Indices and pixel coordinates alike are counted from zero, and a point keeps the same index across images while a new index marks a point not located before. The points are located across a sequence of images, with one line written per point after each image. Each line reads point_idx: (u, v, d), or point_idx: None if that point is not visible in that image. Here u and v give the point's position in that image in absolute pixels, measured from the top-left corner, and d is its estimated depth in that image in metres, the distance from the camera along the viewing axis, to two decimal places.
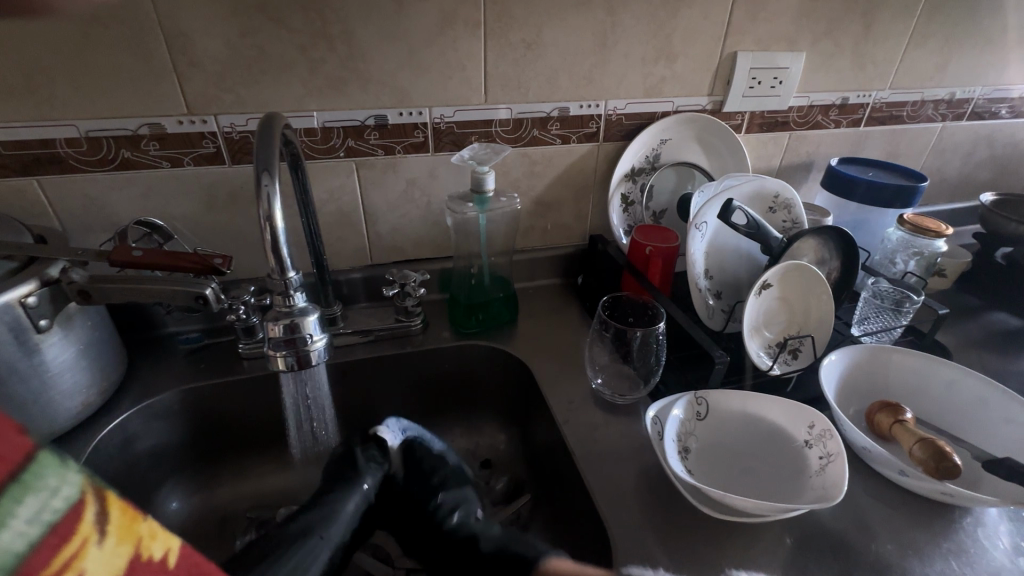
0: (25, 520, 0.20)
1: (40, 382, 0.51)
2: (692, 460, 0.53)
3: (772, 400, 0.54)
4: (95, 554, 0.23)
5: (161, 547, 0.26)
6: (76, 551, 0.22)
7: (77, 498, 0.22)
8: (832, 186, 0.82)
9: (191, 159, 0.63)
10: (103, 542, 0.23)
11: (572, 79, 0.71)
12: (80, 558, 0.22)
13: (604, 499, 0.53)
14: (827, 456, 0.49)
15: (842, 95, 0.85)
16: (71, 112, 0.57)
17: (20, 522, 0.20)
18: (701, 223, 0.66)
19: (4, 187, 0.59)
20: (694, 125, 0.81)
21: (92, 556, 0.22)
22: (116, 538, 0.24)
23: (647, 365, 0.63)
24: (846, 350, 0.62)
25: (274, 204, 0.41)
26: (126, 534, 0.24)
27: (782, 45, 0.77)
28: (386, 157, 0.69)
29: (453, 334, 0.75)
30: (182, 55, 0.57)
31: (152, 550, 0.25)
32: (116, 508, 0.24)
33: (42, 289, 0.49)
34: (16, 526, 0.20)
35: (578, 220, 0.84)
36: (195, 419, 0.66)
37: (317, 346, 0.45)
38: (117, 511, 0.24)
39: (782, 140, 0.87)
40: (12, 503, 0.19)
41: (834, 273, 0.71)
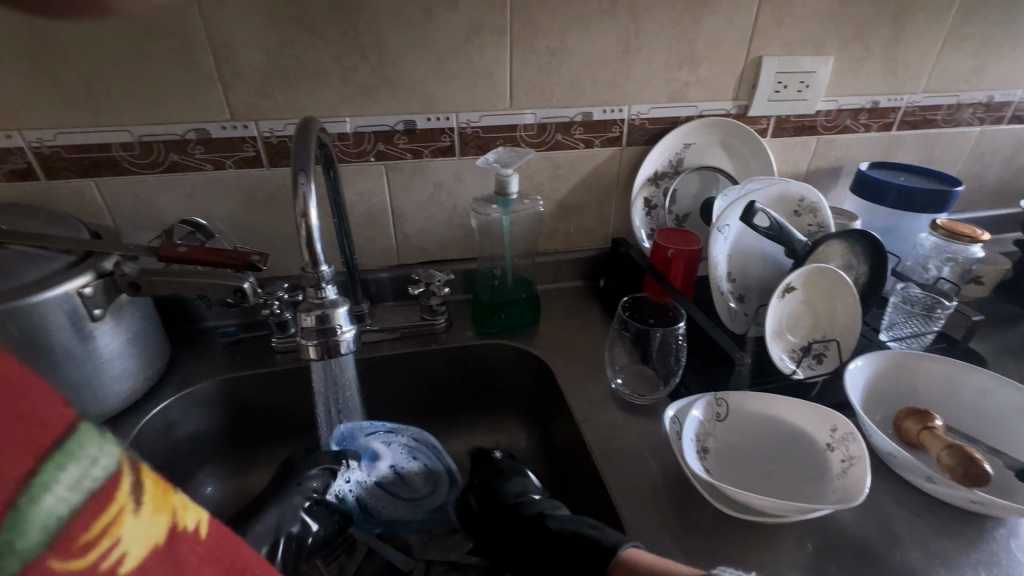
0: (67, 486, 0.20)
1: (93, 367, 0.55)
2: (711, 460, 0.53)
3: (793, 402, 0.54)
4: (134, 522, 0.22)
5: (195, 518, 0.25)
6: (115, 519, 0.21)
7: (115, 468, 0.22)
8: (861, 190, 0.81)
9: (232, 162, 0.67)
10: (140, 512, 0.22)
11: (596, 85, 0.72)
12: (118, 526, 0.21)
13: (622, 497, 0.53)
14: (848, 459, 0.48)
15: (873, 99, 0.84)
16: (127, 118, 0.62)
17: (62, 487, 0.20)
18: (724, 225, 0.66)
19: (66, 188, 0.64)
20: (718, 129, 0.81)
21: (130, 525, 0.22)
22: (153, 508, 0.23)
23: (667, 366, 0.63)
24: (872, 355, 0.61)
25: (309, 202, 0.44)
26: (163, 504, 0.24)
27: (808, 49, 0.77)
28: (415, 160, 0.72)
29: (476, 333, 0.76)
30: (227, 65, 0.61)
31: (187, 521, 0.25)
32: (151, 479, 0.24)
33: (97, 280, 0.53)
34: (56, 490, 0.19)
35: (600, 224, 0.84)
36: (230, 409, 0.70)
37: (346, 337, 0.47)
38: (151, 482, 0.23)
39: (809, 144, 0.86)
40: (54, 468, 0.19)
41: (862, 278, 0.70)
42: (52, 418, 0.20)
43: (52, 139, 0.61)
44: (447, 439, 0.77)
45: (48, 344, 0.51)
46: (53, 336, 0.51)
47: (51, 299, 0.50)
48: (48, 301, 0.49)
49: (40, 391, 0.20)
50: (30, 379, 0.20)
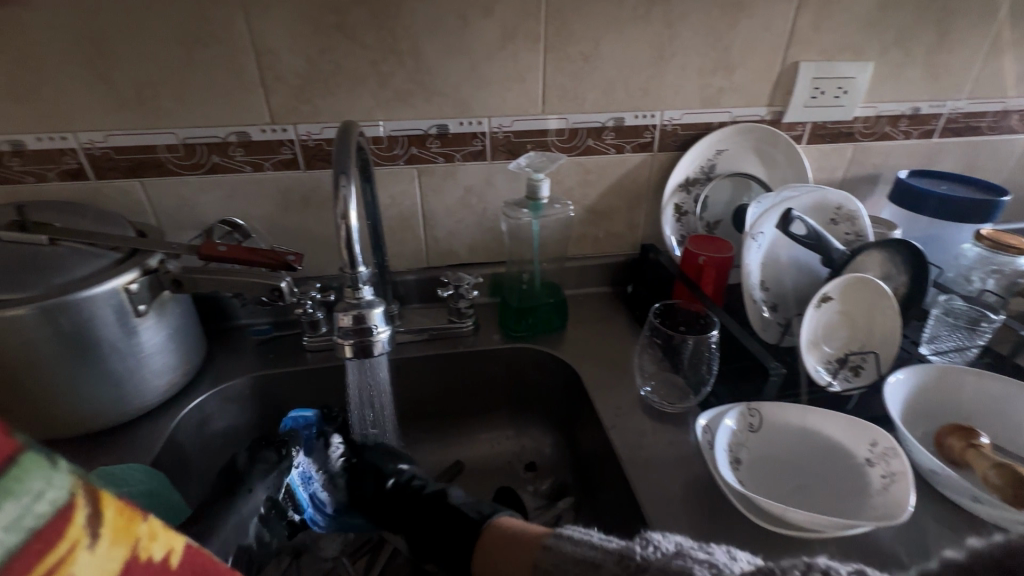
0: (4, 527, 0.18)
1: (136, 361, 0.57)
2: (743, 472, 0.52)
3: (830, 415, 0.52)
4: (87, 559, 0.21)
5: (164, 547, 0.25)
6: (66, 557, 0.20)
7: (68, 501, 0.21)
8: (899, 199, 0.79)
9: (271, 164, 0.69)
10: (95, 546, 0.21)
11: (628, 90, 0.72)
12: (69, 563, 0.20)
13: (651, 505, 0.52)
14: (890, 475, 0.47)
15: (913, 105, 0.82)
16: (173, 122, 0.64)
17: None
18: (758, 233, 0.65)
19: (113, 188, 0.66)
20: (752, 135, 0.80)
21: (83, 562, 0.21)
22: (110, 540, 0.22)
23: (699, 375, 0.62)
24: (913, 369, 0.59)
25: (350, 204, 0.45)
26: (123, 536, 0.23)
27: (847, 54, 0.76)
28: (446, 164, 0.73)
29: (502, 336, 0.76)
30: (268, 70, 0.63)
31: (153, 551, 0.24)
32: (113, 509, 0.23)
33: (142, 277, 0.55)
34: None
35: (629, 229, 0.84)
36: (262, 405, 0.71)
37: (381, 337, 0.48)
38: (112, 512, 0.23)
39: (846, 151, 0.84)
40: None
41: (902, 289, 0.68)
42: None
43: (102, 140, 0.63)
44: (472, 441, 0.77)
45: (95, 338, 0.53)
46: (99, 330, 0.53)
47: (99, 294, 0.51)
48: (96, 296, 0.51)
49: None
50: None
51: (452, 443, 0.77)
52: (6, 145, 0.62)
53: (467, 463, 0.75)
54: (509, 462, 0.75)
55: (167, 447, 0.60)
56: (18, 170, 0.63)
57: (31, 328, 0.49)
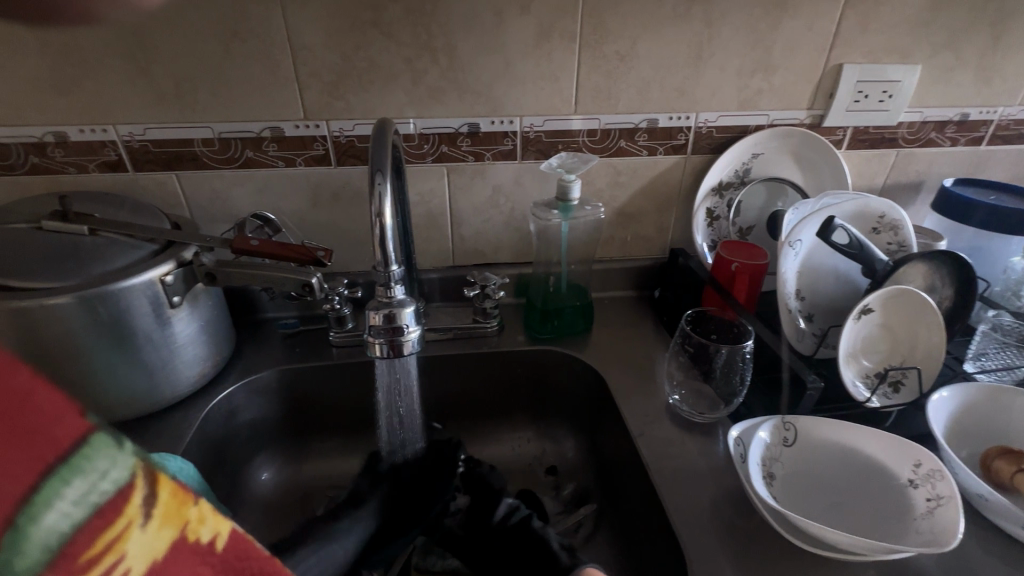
0: (72, 500, 0.19)
1: (169, 351, 0.58)
2: (777, 487, 0.50)
3: (871, 433, 0.50)
4: (140, 538, 0.21)
5: (211, 531, 0.25)
6: (121, 534, 0.20)
7: (127, 480, 0.21)
8: (943, 209, 0.76)
9: (302, 160, 0.69)
10: (148, 526, 0.22)
11: (664, 91, 0.71)
12: (123, 541, 0.20)
13: (680, 518, 0.51)
14: (936, 498, 0.45)
15: (962, 111, 0.79)
16: (210, 116, 0.65)
17: (66, 502, 0.19)
18: (796, 241, 0.63)
19: (150, 180, 0.67)
20: (791, 139, 0.77)
21: (136, 540, 0.21)
22: (161, 522, 0.22)
23: (730, 385, 0.60)
24: (958, 387, 0.57)
25: (384, 201, 0.45)
26: (172, 519, 0.23)
27: (894, 57, 0.73)
28: (476, 163, 0.72)
29: (528, 338, 0.76)
30: (304, 66, 0.63)
31: (201, 534, 0.24)
32: (167, 491, 0.23)
33: (177, 269, 0.55)
34: (59, 506, 0.19)
35: (659, 233, 0.82)
36: (287, 399, 0.72)
37: (412, 337, 0.47)
38: (167, 494, 0.22)
39: (887, 157, 0.81)
40: (59, 484, 0.19)
41: (946, 302, 0.66)
42: (61, 431, 0.19)
43: (141, 133, 0.64)
44: (493, 443, 0.77)
45: (131, 329, 0.54)
46: (135, 321, 0.54)
47: (136, 285, 0.52)
48: (133, 287, 0.52)
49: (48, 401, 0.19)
50: (38, 389, 0.19)
51: (473, 444, 0.77)
52: (51, 135, 0.63)
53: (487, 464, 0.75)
54: (530, 466, 0.75)
55: (196, 437, 0.61)
56: (60, 160, 0.65)
57: (70, 316, 0.50)
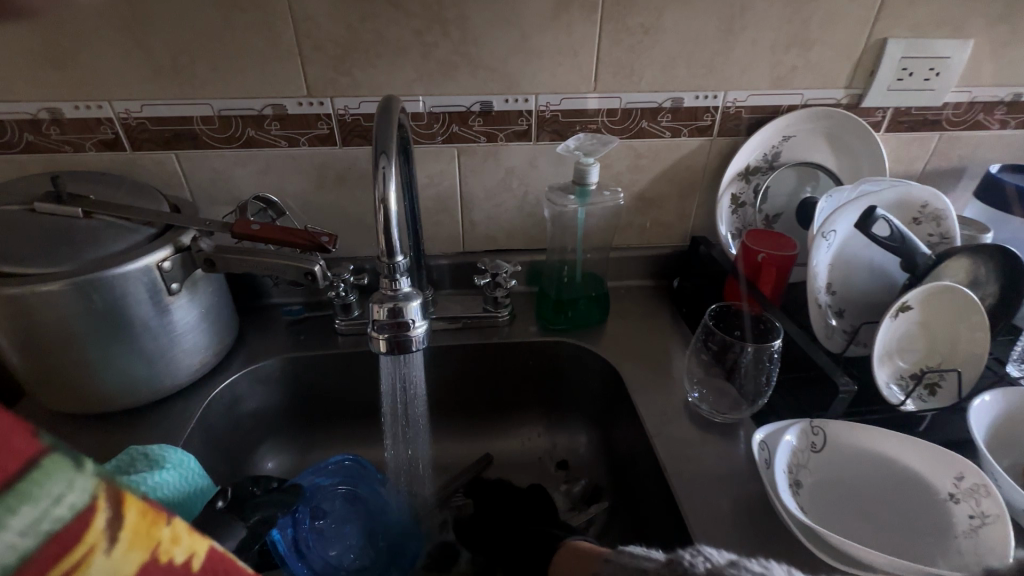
0: (16, 531, 0.17)
1: (169, 340, 0.56)
2: (805, 496, 0.47)
3: (908, 441, 0.47)
4: (101, 565, 0.19)
5: (186, 551, 0.22)
6: (79, 562, 0.19)
7: (87, 503, 0.19)
8: (988, 198, 0.71)
9: (306, 139, 0.66)
10: (111, 550, 0.20)
11: (690, 68, 0.66)
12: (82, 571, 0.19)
13: (698, 524, 0.49)
14: (980, 516, 0.41)
15: (1014, 91, 0.73)
16: (208, 92, 0.61)
17: (9, 533, 0.17)
18: (830, 232, 0.59)
19: (149, 160, 0.65)
20: (825, 121, 0.72)
21: (97, 568, 0.19)
22: (127, 544, 0.20)
23: (754, 385, 0.57)
24: (1000, 392, 0.53)
25: (388, 185, 0.41)
26: (141, 540, 0.21)
27: (944, 30, 0.67)
28: (488, 144, 0.68)
29: (539, 328, 0.73)
30: (307, 39, 0.59)
31: (175, 555, 0.22)
32: (135, 511, 0.21)
33: (175, 254, 0.53)
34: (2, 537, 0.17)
35: (680, 219, 0.78)
36: (292, 387, 0.70)
37: (418, 332, 0.44)
38: (134, 516, 0.20)
39: (929, 141, 0.76)
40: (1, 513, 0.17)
41: (989, 299, 0.61)
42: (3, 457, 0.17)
43: (138, 110, 0.61)
44: (503, 435, 0.75)
45: (127, 316, 0.51)
46: (131, 308, 0.51)
47: (132, 271, 0.50)
48: (129, 274, 0.50)
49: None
50: None
51: (482, 437, 0.75)
52: (45, 112, 0.60)
53: (496, 457, 0.73)
54: (540, 459, 0.73)
55: (198, 427, 0.60)
56: (57, 139, 0.62)
57: (66, 305, 0.48)
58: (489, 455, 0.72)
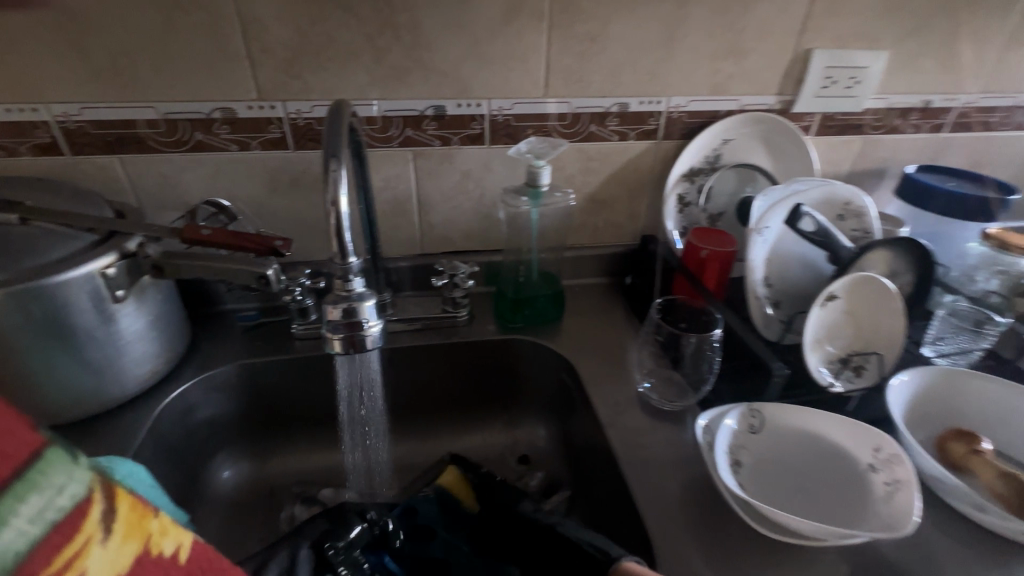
0: (28, 519, 0.21)
1: (116, 348, 0.54)
2: (744, 474, 0.51)
3: (834, 419, 0.51)
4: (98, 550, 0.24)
5: (172, 541, 0.28)
6: (82, 548, 0.23)
7: (85, 496, 0.24)
8: (906, 195, 0.77)
9: (257, 143, 0.65)
10: (108, 540, 0.25)
11: (635, 74, 0.69)
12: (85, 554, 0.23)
13: (649, 507, 0.51)
14: (894, 483, 0.46)
15: (925, 98, 0.80)
16: (153, 95, 0.60)
17: (22, 521, 0.21)
18: (764, 228, 0.63)
19: (90, 164, 0.63)
20: (760, 125, 0.77)
21: (96, 553, 0.24)
22: (121, 535, 0.25)
23: (698, 372, 0.60)
24: (916, 371, 0.58)
25: (340, 188, 0.42)
26: (133, 531, 0.26)
27: (862, 42, 0.73)
28: (443, 148, 0.70)
29: (498, 327, 0.74)
30: (256, 42, 0.59)
31: (163, 546, 0.28)
32: (125, 505, 0.26)
33: (120, 261, 0.52)
34: (18, 523, 0.21)
35: (631, 219, 0.82)
36: (248, 394, 0.69)
37: (373, 331, 0.45)
38: (124, 509, 0.26)
39: (854, 144, 0.82)
40: (16, 502, 0.21)
41: (906, 288, 0.67)
42: (18, 448, 0.22)
43: (77, 113, 0.60)
44: (465, 434, 0.76)
45: (71, 325, 0.50)
46: (74, 317, 0.50)
47: (74, 279, 0.49)
48: (70, 281, 0.48)
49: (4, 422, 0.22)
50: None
51: (444, 436, 0.76)
52: None
53: (458, 456, 0.74)
54: (502, 456, 0.74)
55: (149, 437, 0.58)
56: None
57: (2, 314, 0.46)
58: (451, 453, 0.73)
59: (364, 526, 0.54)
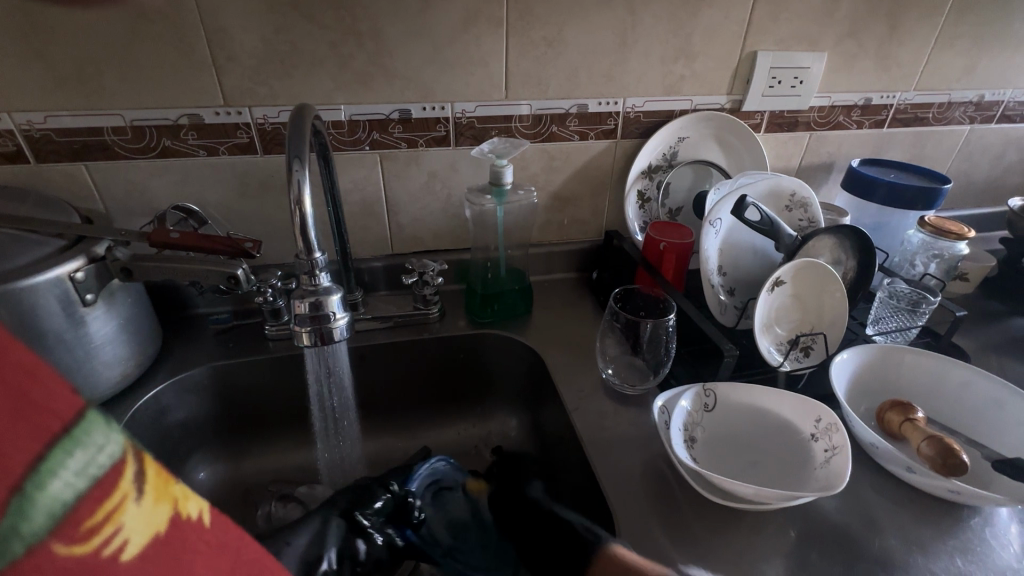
0: (73, 472, 0.19)
1: (85, 352, 0.55)
2: (698, 449, 0.54)
3: (779, 394, 0.55)
4: (136, 512, 0.20)
5: (198, 506, 0.24)
6: (116, 508, 0.20)
7: (119, 456, 0.20)
8: (852, 187, 0.82)
9: (225, 148, 0.66)
10: (142, 501, 0.21)
11: (592, 77, 0.73)
12: (120, 514, 0.20)
13: (612, 484, 0.54)
14: (831, 449, 0.49)
15: (865, 96, 0.85)
16: (119, 102, 0.61)
17: (68, 472, 0.18)
18: (715, 219, 0.67)
19: (56, 171, 0.63)
20: (712, 123, 0.81)
21: (133, 514, 0.20)
22: (155, 498, 0.21)
23: (657, 356, 0.64)
24: (859, 349, 0.62)
25: (303, 189, 0.44)
26: (165, 493, 0.22)
27: (803, 45, 0.78)
28: (409, 150, 0.72)
29: (469, 322, 0.77)
30: (222, 50, 0.61)
31: (189, 510, 0.23)
32: (153, 468, 0.22)
33: (88, 265, 0.53)
34: (63, 475, 0.18)
35: (595, 216, 0.85)
36: (222, 396, 0.70)
37: (340, 324, 0.47)
38: (155, 471, 0.22)
39: (802, 140, 0.87)
40: (62, 454, 0.18)
41: (850, 273, 0.71)
42: (59, 402, 0.19)
43: (42, 121, 0.60)
44: (440, 428, 0.78)
45: (41, 329, 0.50)
46: (44, 320, 0.50)
47: (43, 283, 0.49)
48: (38, 286, 0.49)
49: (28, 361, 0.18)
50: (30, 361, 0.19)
51: (419, 431, 0.78)
52: None
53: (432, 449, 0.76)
54: (476, 448, 0.76)
55: None
56: None
57: None
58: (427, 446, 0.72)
59: (386, 498, 0.58)
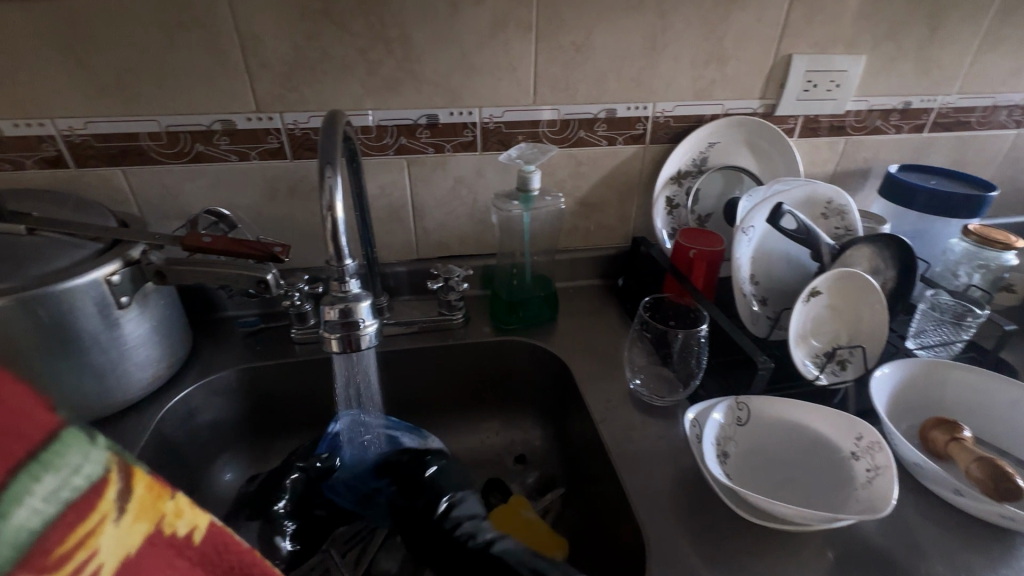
0: (43, 497, 0.21)
1: (119, 353, 0.56)
2: (731, 465, 0.52)
3: (816, 410, 0.53)
4: (113, 532, 0.24)
5: (187, 524, 0.27)
6: (94, 528, 0.23)
7: (100, 475, 0.23)
8: (890, 194, 0.79)
9: (256, 154, 0.67)
10: (121, 521, 0.24)
11: (620, 82, 0.72)
12: (97, 535, 0.23)
13: (640, 499, 0.53)
14: (874, 469, 0.47)
15: (905, 100, 0.82)
16: (155, 109, 0.62)
17: (38, 499, 0.21)
18: (749, 227, 0.65)
19: (94, 176, 0.65)
20: (744, 128, 0.79)
21: (109, 533, 0.24)
22: (133, 516, 0.25)
23: (687, 368, 0.62)
24: (898, 363, 0.59)
25: (335, 195, 0.44)
26: (143, 513, 0.25)
27: (839, 48, 0.75)
28: (436, 155, 0.72)
29: (492, 328, 0.76)
30: (254, 57, 0.61)
31: (176, 527, 0.27)
32: (142, 485, 0.25)
33: (124, 268, 0.53)
34: (31, 502, 0.21)
35: (622, 222, 0.84)
36: (249, 398, 0.71)
37: (369, 331, 0.47)
38: (142, 490, 0.25)
39: (837, 145, 0.84)
40: (31, 479, 0.21)
41: (890, 283, 0.68)
42: (32, 428, 0.21)
43: (81, 127, 0.62)
44: (463, 434, 0.77)
45: (75, 330, 0.51)
46: (80, 323, 0.51)
47: (79, 286, 0.50)
48: (76, 289, 0.50)
49: (17, 399, 0.22)
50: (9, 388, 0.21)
51: (441, 437, 0.77)
52: None
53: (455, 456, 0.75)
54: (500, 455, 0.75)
55: (152, 440, 0.59)
56: None
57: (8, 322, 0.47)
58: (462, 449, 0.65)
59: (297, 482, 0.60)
